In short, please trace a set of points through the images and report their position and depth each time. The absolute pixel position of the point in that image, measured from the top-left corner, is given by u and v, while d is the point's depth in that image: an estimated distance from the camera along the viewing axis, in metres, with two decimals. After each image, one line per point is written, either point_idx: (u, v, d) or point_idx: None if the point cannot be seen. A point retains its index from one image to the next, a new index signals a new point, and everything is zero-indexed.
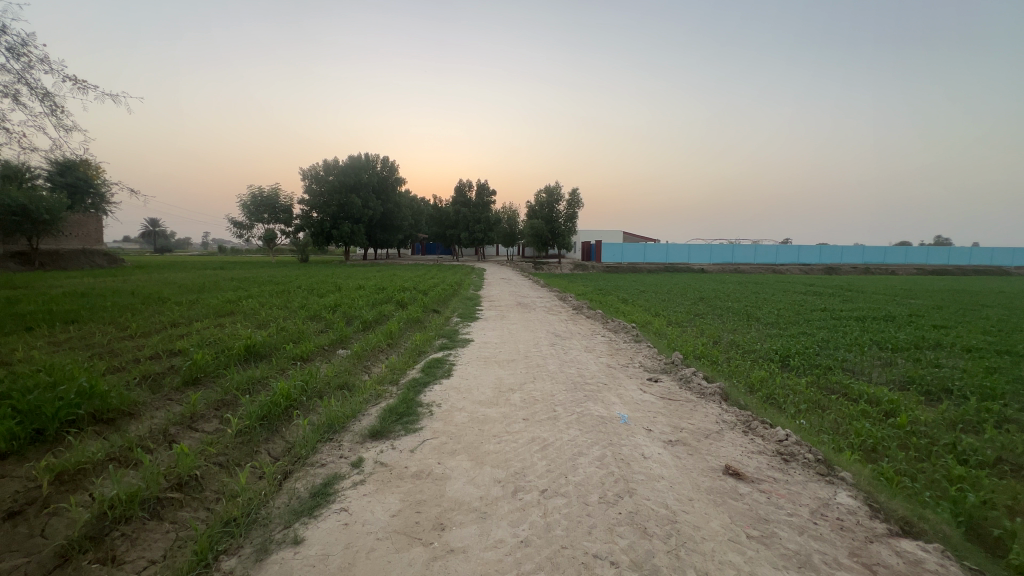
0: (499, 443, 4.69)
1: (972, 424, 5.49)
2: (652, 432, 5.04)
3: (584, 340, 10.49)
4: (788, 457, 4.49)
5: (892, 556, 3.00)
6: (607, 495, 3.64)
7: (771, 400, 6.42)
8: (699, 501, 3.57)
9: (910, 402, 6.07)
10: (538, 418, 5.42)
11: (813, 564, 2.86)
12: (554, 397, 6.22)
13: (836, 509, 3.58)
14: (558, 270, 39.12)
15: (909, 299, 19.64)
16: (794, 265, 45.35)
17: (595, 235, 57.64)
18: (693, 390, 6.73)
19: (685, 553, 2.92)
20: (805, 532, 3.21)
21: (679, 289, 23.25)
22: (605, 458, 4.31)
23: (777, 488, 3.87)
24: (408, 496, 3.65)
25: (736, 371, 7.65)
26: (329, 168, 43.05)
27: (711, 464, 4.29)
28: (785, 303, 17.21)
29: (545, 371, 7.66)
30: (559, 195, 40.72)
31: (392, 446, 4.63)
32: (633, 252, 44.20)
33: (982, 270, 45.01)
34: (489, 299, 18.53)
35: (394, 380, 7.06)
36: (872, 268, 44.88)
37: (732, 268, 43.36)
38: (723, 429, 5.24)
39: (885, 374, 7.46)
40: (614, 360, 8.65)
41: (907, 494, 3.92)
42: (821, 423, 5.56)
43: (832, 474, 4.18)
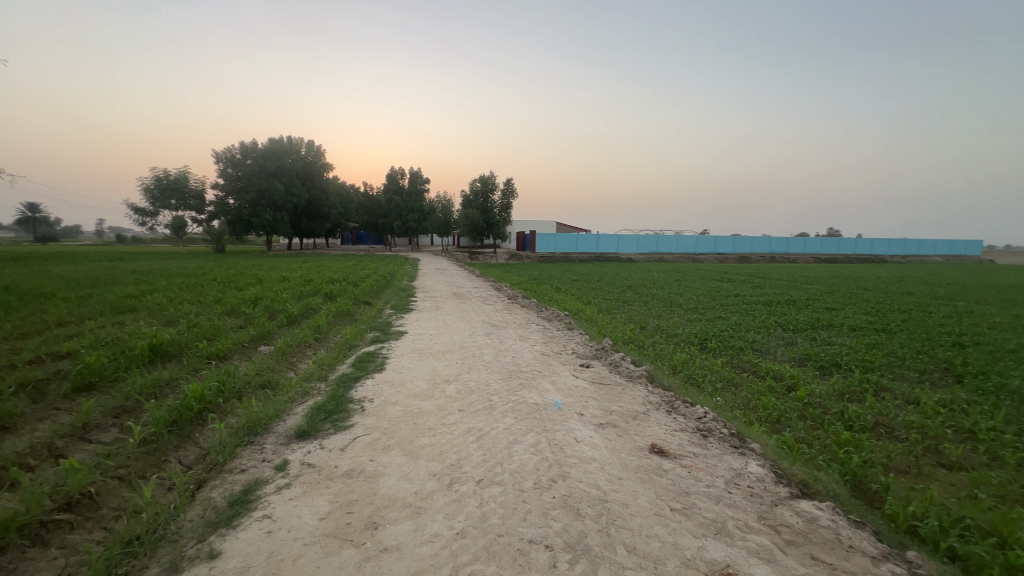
0: (434, 436, 4.62)
1: (856, 394, 6.23)
2: (584, 416, 5.22)
3: (519, 329, 10.61)
4: (705, 433, 4.84)
5: (793, 517, 3.33)
6: (542, 480, 3.72)
7: (692, 380, 6.91)
8: (628, 479, 3.75)
9: (806, 376, 6.80)
10: (474, 409, 5.40)
11: (727, 530, 3.11)
12: (490, 387, 6.25)
13: (747, 478, 3.91)
14: (493, 260, 39.19)
15: (807, 284, 21.83)
16: (711, 255, 48.80)
17: (529, 225, 58.44)
18: (622, 374, 7.05)
19: (615, 530, 3.05)
20: (720, 501, 3.49)
21: (609, 277, 24.18)
22: (539, 444, 4.39)
23: (697, 462, 4.16)
24: (338, 496, 3.49)
25: (661, 354, 8.13)
26: (246, 150, 39.50)
27: (638, 443, 4.52)
28: (703, 290, 18.47)
29: (481, 361, 7.66)
30: (494, 184, 40.70)
31: (319, 446, 4.41)
32: (566, 242, 45.22)
33: (865, 258, 51.18)
34: (423, 290, 18.15)
35: (323, 376, 6.72)
36: (777, 257, 49.37)
37: (657, 257, 45.78)
38: (649, 409, 5.54)
39: (787, 352, 8.30)
40: (548, 348, 8.84)
41: (805, 459, 4.38)
42: (734, 399, 6.07)
43: (743, 446, 4.56)
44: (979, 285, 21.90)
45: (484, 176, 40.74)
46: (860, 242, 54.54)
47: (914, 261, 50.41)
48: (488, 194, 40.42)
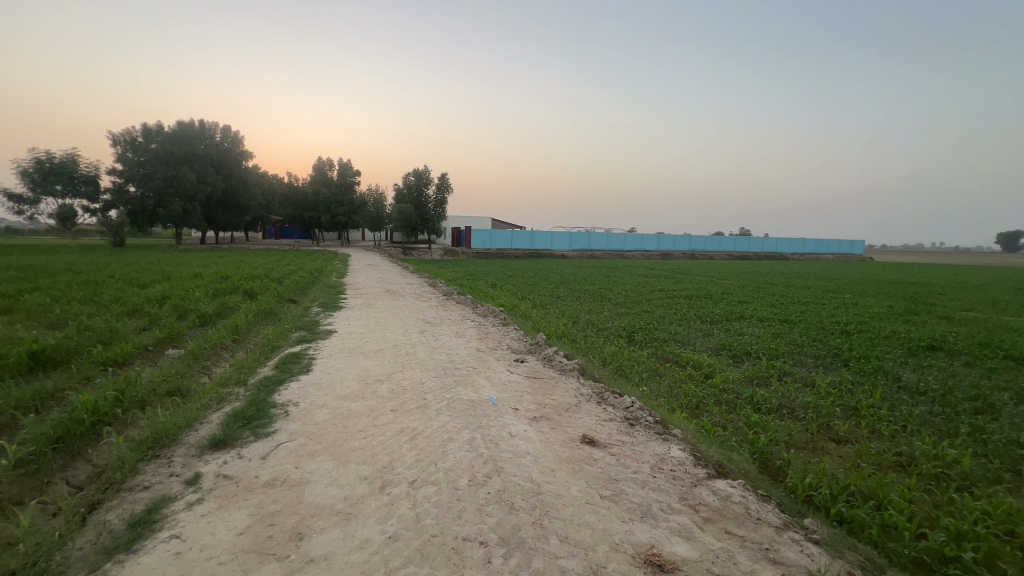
0: (365, 438, 4.46)
1: (763, 379, 6.85)
2: (519, 411, 5.28)
3: (454, 326, 10.50)
4: (633, 422, 5.08)
5: (710, 495, 3.60)
6: (476, 476, 3.71)
7: (620, 371, 7.25)
8: (560, 471, 3.85)
9: (721, 364, 7.37)
10: (407, 408, 5.28)
11: (652, 512, 3.30)
12: (424, 385, 6.14)
13: (670, 462, 4.16)
14: (428, 256, 38.49)
15: (722, 279, 23.65)
16: (638, 252, 51.30)
17: (465, 221, 58.10)
18: (555, 367, 7.23)
19: (548, 521, 3.12)
20: (646, 485, 3.69)
21: (543, 273, 24.65)
22: (473, 441, 4.38)
23: (624, 450, 4.37)
24: (259, 508, 3.27)
25: (592, 347, 8.43)
26: (150, 134, 35.45)
27: (570, 435, 4.66)
28: (631, 285, 19.36)
29: (414, 359, 7.50)
30: (428, 178, 39.94)
31: (237, 455, 4.10)
32: (501, 238, 45.40)
33: (771, 255, 56.36)
34: (354, 286, 17.41)
35: (241, 380, 6.23)
36: (696, 254, 52.90)
37: (589, 254, 47.35)
38: (580, 401, 5.72)
39: (705, 342, 8.94)
40: (483, 343, 8.84)
41: (720, 441, 4.74)
42: (658, 388, 6.45)
43: (667, 432, 4.85)
44: (863, 280, 24.88)
45: (418, 170, 39.84)
46: (767, 241, 59.84)
47: (811, 259, 56.17)
48: (422, 188, 39.58)
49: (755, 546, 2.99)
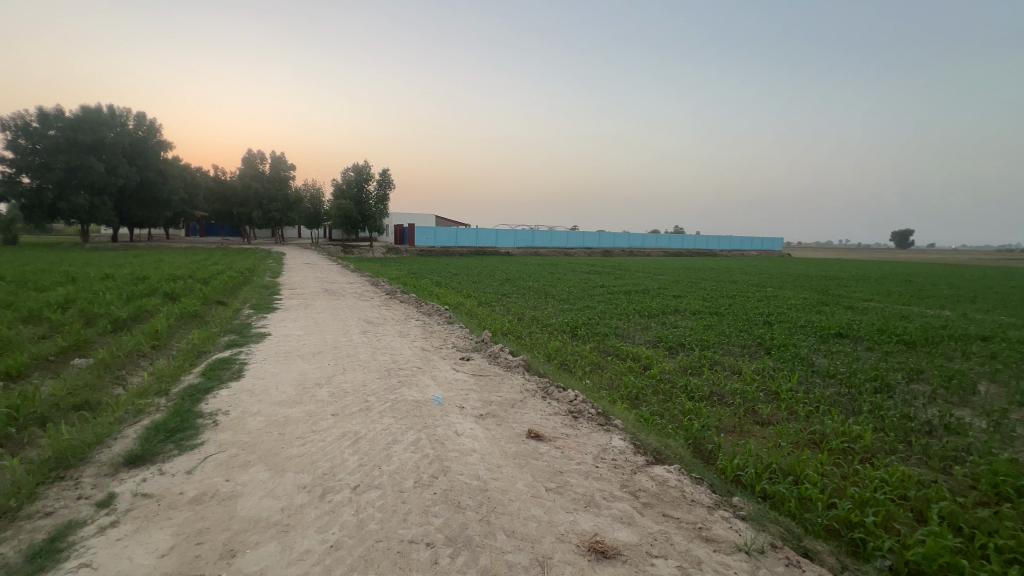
0: (303, 445, 4.26)
1: (696, 368, 7.28)
2: (465, 409, 5.26)
3: (398, 326, 10.26)
4: (576, 415, 5.22)
5: (649, 481, 3.78)
6: (422, 477, 3.66)
7: (564, 365, 7.42)
8: (507, 466, 3.88)
9: (658, 356, 7.75)
10: (349, 412, 5.10)
11: (595, 501, 3.41)
12: (366, 387, 5.96)
13: (612, 451, 4.32)
14: (369, 254, 37.31)
15: (658, 275, 24.85)
16: (580, 249, 52.62)
17: (407, 218, 56.89)
18: (501, 364, 7.26)
19: (495, 517, 3.14)
20: (589, 475, 3.81)
21: (488, 271, 24.66)
22: (419, 442, 4.32)
23: (569, 442, 4.48)
24: (184, 526, 3.03)
25: (537, 343, 8.56)
26: (47, 119, 31.67)
27: (516, 430, 4.70)
28: (574, 282, 19.83)
29: (356, 361, 7.25)
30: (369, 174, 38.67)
31: (158, 471, 3.78)
32: (445, 236, 44.86)
33: (702, 252, 59.82)
34: (289, 286, 16.53)
35: (162, 390, 5.73)
36: (635, 251, 55.07)
37: (533, 251, 47.96)
38: (525, 397, 5.80)
39: (643, 335, 9.35)
40: (428, 342, 8.72)
41: (657, 429, 4.99)
42: (600, 380, 6.67)
43: (608, 422, 5.02)
44: (782, 274, 27.04)
45: (358, 165, 38.46)
46: (699, 239, 63.43)
47: (736, 255, 60.24)
48: (362, 184, 38.25)
49: (690, 526, 3.17)
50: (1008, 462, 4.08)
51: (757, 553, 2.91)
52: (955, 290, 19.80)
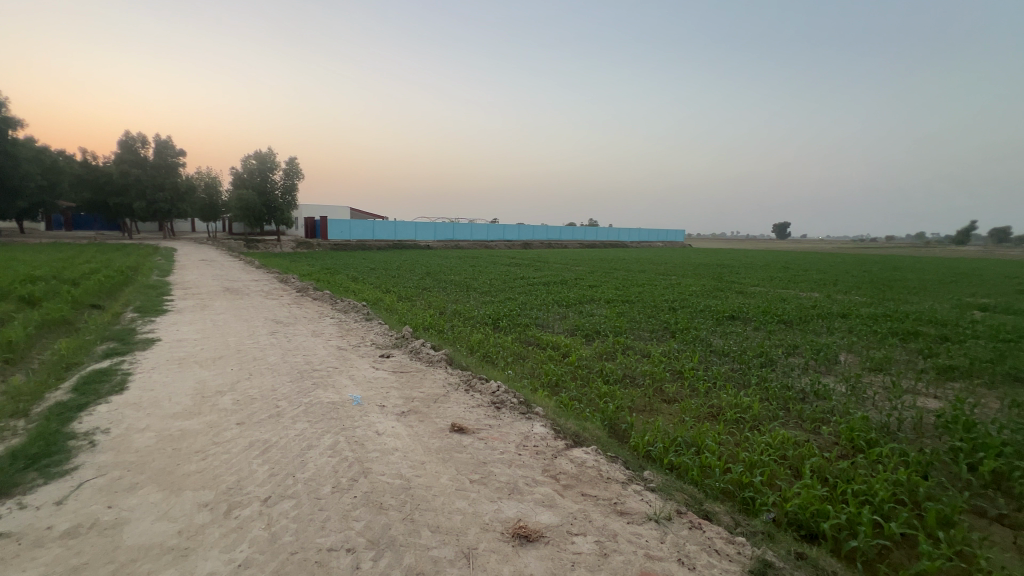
0: (203, 459, 3.88)
1: (610, 354, 7.72)
2: (385, 407, 5.11)
3: (310, 325, 9.67)
4: (499, 405, 5.29)
5: (569, 463, 3.95)
6: (341, 482, 3.51)
7: (487, 357, 7.48)
8: (430, 462, 3.84)
9: (576, 344, 8.09)
10: (257, 419, 4.74)
11: (519, 488, 3.49)
12: (276, 392, 5.56)
13: (534, 438, 4.45)
14: (276, 249, 34.67)
15: (575, 266, 25.92)
16: (501, 242, 53.13)
17: (319, 210, 53.64)
18: (423, 360, 7.14)
19: (419, 514, 3.10)
20: (512, 463, 3.89)
21: (408, 265, 24.07)
22: (336, 445, 4.12)
23: (492, 433, 4.53)
24: (54, 566, 2.63)
25: (459, 337, 8.54)
26: None
27: (439, 425, 4.67)
28: (496, 274, 20.00)
29: (264, 364, 6.73)
30: (274, 162, 35.79)
31: (18, 506, 3.24)
32: (361, 229, 42.91)
33: (614, 243, 63.16)
34: (182, 286, 14.86)
35: (20, 411, 4.90)
36: (553, 243, 56.74)
37: (454, 244, 47.61)
38: (448, 391, 5.77)
39: (563, 325, 9.71)
40: (344, 341, 8.33)
41: (576, 413, 5.23)
42: (522, 370, 6.83)
43: (530, 411, 5.15)
44: (685, 263, 29.47)
45: (261, 153, 35.42)
46: (611, 231, 66.85)
47: (645, 246, 64.44)
48: (267, 173, 35.32)
49: (606, 503, 3.37)
50: (860, 419, 4.84)
51: (665, 521, 3.16)
52: (820, 274, 22.94)
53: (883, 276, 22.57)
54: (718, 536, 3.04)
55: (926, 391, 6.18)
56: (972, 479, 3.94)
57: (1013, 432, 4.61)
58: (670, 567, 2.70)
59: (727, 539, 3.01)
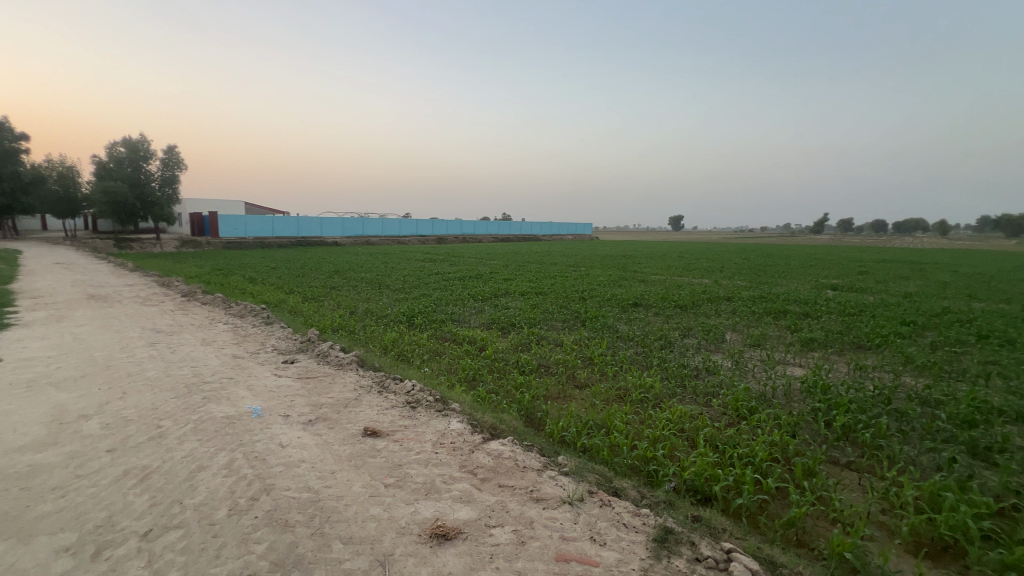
0: (62, 497, 3.32)
1: (525, 345, 7.89)
2: (290, 417, 4.76)
3: (199, 333, 8.68)
4: (414, 404, 5.17)
5: (486, 457, 3.98)
6: (239, 503, 3.20)
7: (401, 356, 7.27)
8: (341, 471, 3.65)
9: (492, 337, 8.16)
10: (134, 443, 4.15)
11: (436, 487, 3.44)
12: (158, 410, 4.92)
13: (451, 435, 4.41)
14: (155, 248, 30.68)
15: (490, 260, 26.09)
16: (414, 237, 51.84)
17: (206, 204, 48.31)
18: (332, 363, 6.75)
19: (330, 527, 2.93)
20: (429, 463, 3.82)
21: (314, 263, 22.59)
22: (233, 463, 3.76)
23: (407, 434, 4.41)
24: None
25: (371, 336, 8.20)
26: None
27: (351, 431, 4.45)
28: (409, 270, 19.47)
29: (142, 380, 5.92)
30: (149, 151, 31.48)
31: None
32: (257, 225, 39.38)
33: (527, 236, 64.67)
34: (30, 294, 12.57)
35: None
36: (468, 237, 56.59)
37: (364, 240, 45.62)
38: (360, 394, 5.52)
39: (479, 319, 9.74)
40: (240, 348, 7.61)
41: (493, 406, 5.28)
42: (439, 367, 6.74)
43: (446, 407, 5.10)
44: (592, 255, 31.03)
45: (132, 140, 30.97)
46: (524, 225, 68.26)
47: (556, 239, 66.76)
48: (140, 163, 30.97)
49: (523, 491, 3.44)
50: (743, 391, 5.46)
51: (578, 502, 3.31)
52: (709, 262, 25.41)
53: (760, 262, 25.60)
54: (626, 510, 3.24)
55: (793, 361, 7.12)
56: (828, 433, 4.62)
57: (856, 391, 5.48)
58: (583, 545, 2.83)
59: (633, 512, 3.22)
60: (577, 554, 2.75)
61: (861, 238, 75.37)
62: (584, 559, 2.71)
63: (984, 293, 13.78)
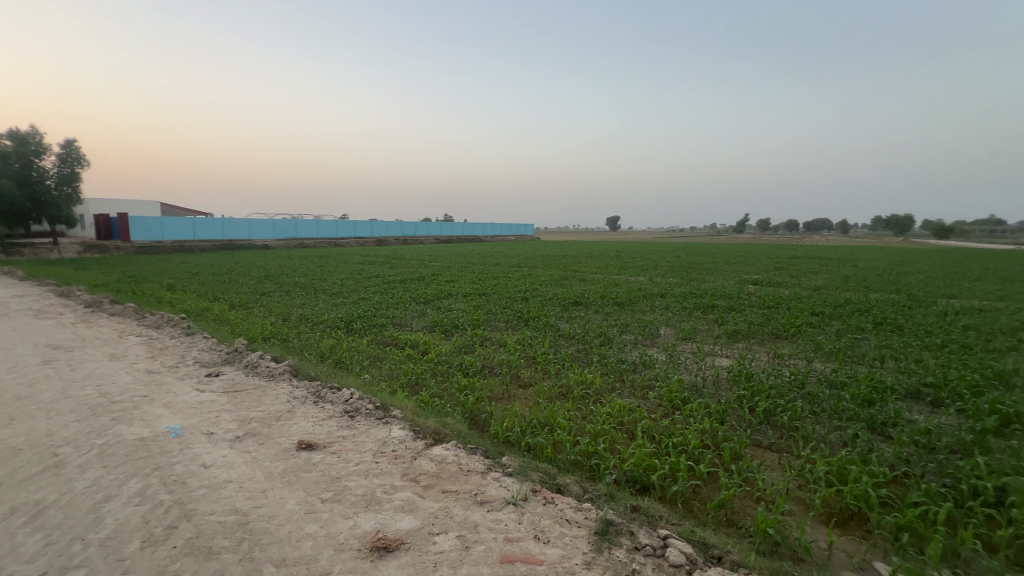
0: None
1: (469, 346, 7.85)
2: (215, 434, 4.41)
3: (107, 347, 7.85)
4: (353, 413, 4.97)
5: (429, 463, 3.90)
6: (155, 532, 2.92)
7: (339, 363, 6.98)
8: (273, 489, 3.43)
9: (435, 340, 8.04)
10: (26, 476, 3.67)
11: (377, 498, 3.33)
12: (56, 436, 4.39)
13: (392, 443, 4.28)
14: (52, 254, 27.38)
15: (433, 262, 25.76)
16: (352, 239, 50.02)
17: (114, 205, 43.82)
18: (262, 374, 6.35)
19: (261, 550, 2.75)
20: (369, 473, 3.69)
21: (241, 267, 21.15)
22: (148, 489, 3.42)
23: (345, 444, 4.23)
24: None
25: (307, 344, 7.81)
26: None
27: (283, 445, 4.20)
28: (347, 273, 18.75)
29: (36, 403, 5.25)
30: (42, 145, 28.02)
31: None
32: (176, 227, 36.30)
33: (470, 237, 64.44)
34: None
35: None
36: (408, 239, 55.56)
37: (298, 243, 43.42)
38: (294, 405, 5.23)
39: (421, 322, 9.57)
40: (156, 362, 6.96)
41: (437, 410, 5.19)
42: (380, 373, 6.54)
43: (387, 414, 4.95)
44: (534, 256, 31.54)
45: (20, 133, 27.43)
46: (466, 226, 67.96)
47: (498, 240, 67.06)
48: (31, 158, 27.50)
49: (467, 495, 3.41)
50: (677, 382, 5.76)
51: (522, 502, 3.33)
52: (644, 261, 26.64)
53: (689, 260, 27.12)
54: (568, 506, 3.30)
55: (721, 352, 7.61)
56: (752, 418, 4.97)
57: (775, 377, 5.96)
58: (528, 545, 2.85)
59: (576, 507, 3.29)
60: (522, 554, 2.77)
61: (776, 236, 82.17)
62: (529, 559, 2.73)
63: (877, 284, 15.51)
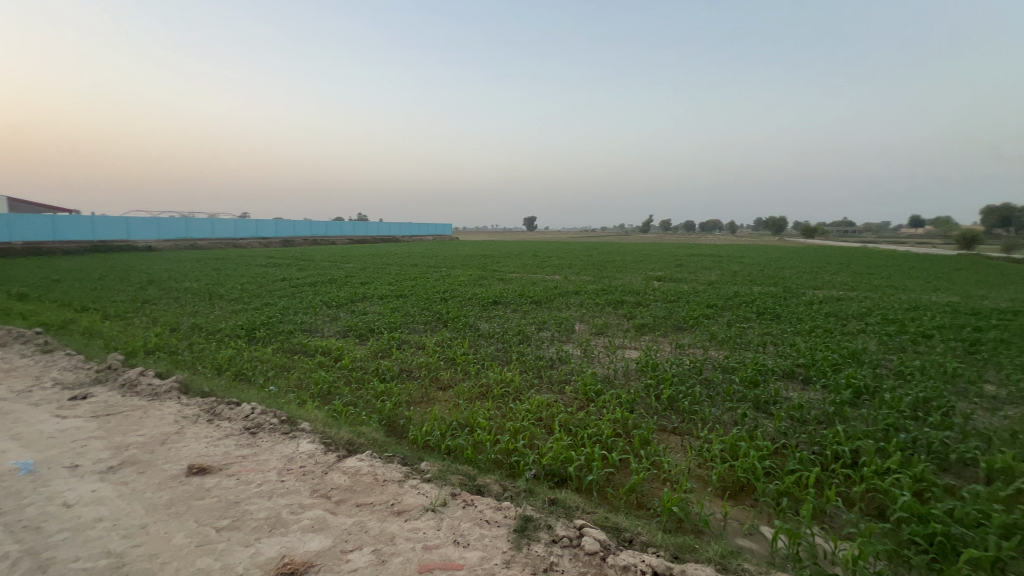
0: None
1: (385, 350, 7.56)
2: (81, 467, 3.80)
3: None
4: (255, 430, 4.55)
5: (341, 477, 3.68)
6: None
7: (239, 376, 6.36)
8: (155, 522, 3.04)
9: (349, 345, 7.64)
10: None
11: (282, 520, 3.08)
12: None
13: (300, 458, 3.99)
14: None
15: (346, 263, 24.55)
16: (254, 240, 46.01)
17: None
18: (143, 393, 5.60)
19: None
20: (273, 494, 3.40)
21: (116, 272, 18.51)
22: None
23: (245, 465, 3.86)
24: None
25: (199, 356, 7.03)
26: None
27: (170, 471, 3.73)
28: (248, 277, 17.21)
29: None
30: None
31: None
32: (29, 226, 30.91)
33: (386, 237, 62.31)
34: None
35: None
36: (319, 239, 52.38)
37: (188, 243, 39.05)
38: (184, 425, 4.67)
39: (333, 327, 9.05)
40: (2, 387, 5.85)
41: (350, 420, 4.93)
42: (287, 383, 6.07)
43: (295, 428, 4.60)
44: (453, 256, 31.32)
45: None
46: (382, 226, 65.61)
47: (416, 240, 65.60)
48: None
49: (383, 506, 3.28)
50: (591, 375, 6.02)
51: (441, 507, 3.27)
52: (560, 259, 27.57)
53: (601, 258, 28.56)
54: (488, 507, 3.30)
55: (630, 345, 8.10)
56: (658, 405, 5.34)
57: (677, 365, 6.47)
58: (447, 551, 2.80)
59: (495, 507, 3.30)
60: (441, 561, 2.71)
61: (677, 236, 89.42)
62: (448, 565, 2.68)
63: (760, 278, 17.48)
